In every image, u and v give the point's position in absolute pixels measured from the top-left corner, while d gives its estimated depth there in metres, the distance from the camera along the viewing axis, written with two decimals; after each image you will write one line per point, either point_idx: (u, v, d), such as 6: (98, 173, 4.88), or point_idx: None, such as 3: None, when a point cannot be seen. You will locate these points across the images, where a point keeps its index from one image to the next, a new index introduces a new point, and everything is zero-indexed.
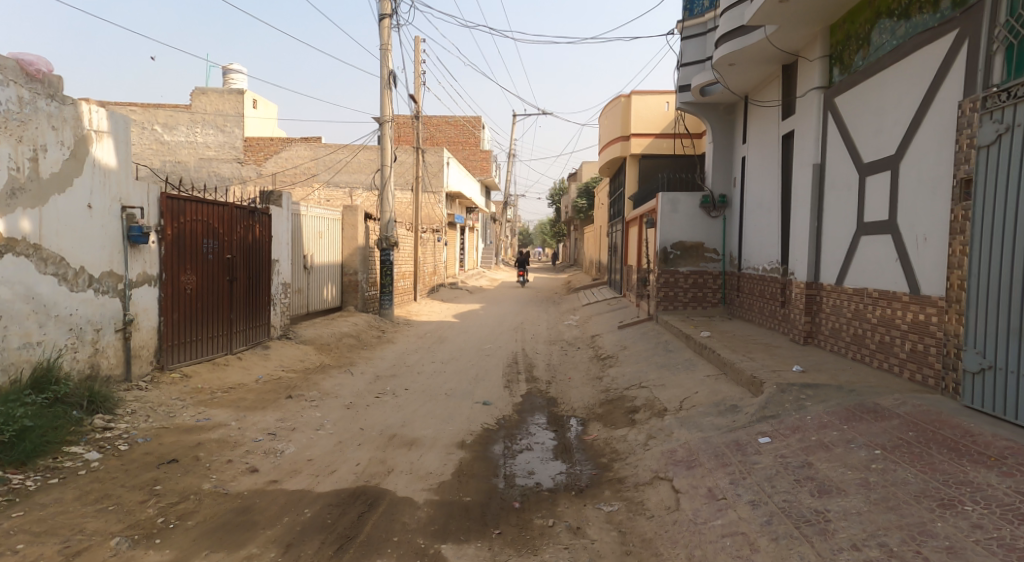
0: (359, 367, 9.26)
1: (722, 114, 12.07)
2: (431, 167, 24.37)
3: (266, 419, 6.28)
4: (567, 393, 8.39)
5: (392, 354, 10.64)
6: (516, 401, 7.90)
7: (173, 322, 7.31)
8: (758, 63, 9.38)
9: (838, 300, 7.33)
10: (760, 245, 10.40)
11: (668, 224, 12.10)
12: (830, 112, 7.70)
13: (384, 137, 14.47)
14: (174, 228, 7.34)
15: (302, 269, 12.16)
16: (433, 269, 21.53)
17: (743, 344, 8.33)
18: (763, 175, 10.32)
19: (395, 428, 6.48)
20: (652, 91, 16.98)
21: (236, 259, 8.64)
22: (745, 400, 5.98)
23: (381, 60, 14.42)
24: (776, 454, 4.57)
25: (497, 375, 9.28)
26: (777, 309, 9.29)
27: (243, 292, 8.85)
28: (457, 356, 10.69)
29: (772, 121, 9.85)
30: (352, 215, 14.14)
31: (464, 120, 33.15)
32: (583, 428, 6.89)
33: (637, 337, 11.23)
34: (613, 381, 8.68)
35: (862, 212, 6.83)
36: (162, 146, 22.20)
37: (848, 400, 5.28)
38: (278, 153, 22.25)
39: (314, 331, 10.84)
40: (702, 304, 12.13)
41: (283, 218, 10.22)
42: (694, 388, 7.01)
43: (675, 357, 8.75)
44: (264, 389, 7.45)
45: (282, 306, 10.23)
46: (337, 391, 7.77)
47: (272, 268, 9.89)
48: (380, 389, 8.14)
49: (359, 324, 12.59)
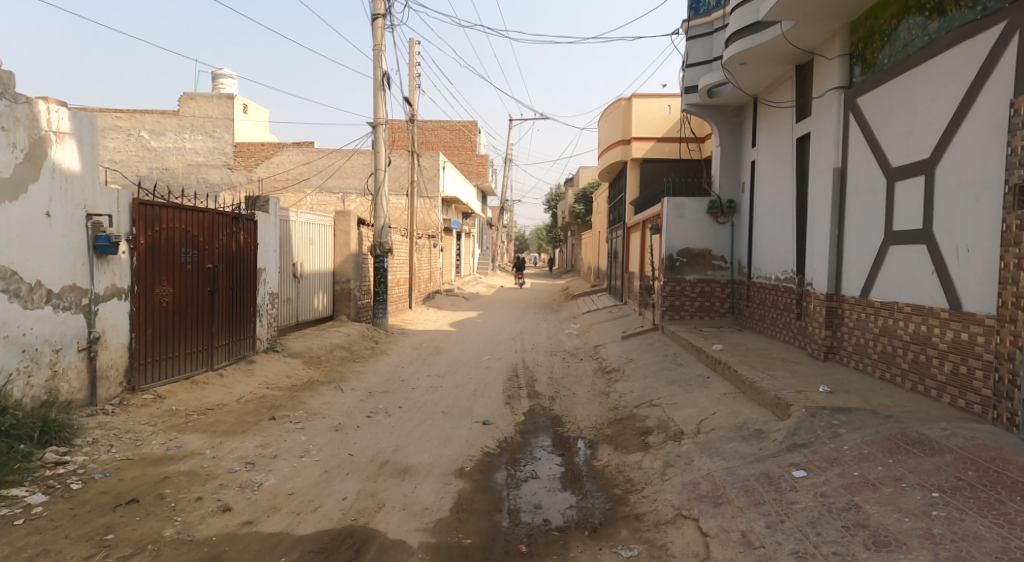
0: (350, 382, 8.71)
1: (729, 116, 11.61)
2: (427, 172, 23.85)
3: (245, 446, 5.74)
4: (573, 410, 7.87)
5: (386, 367, 10.10)
6: (518, 419, 7.38)
7: (146, 338, 6.77)
8: (770, 62, 8.92)
9: (863, 315, 6.84)
10: (772, 254, 9.92)
11: (673, 230, 11.63)
12: (852, 112, 7.19)
13: (378, 141, 13.95)
14: (148, 237, 6.81)
15: (291, 278, 11.63)
16: (429, 276, 21.00)
17: (758, 359, 7.83)
18: (775, 180, 9.84)
19: (387, 454, 5.94)
20: (653, 94, 16.54)
21: (218, 269, 8.10)
22: (771, 424, 5.49)
23: (374, 61, 13.93)
24: (816, 492, 4.09)
25: (497, 390, 8.75)
26: (792, 321, 8.81)
27: (226, 304, 8.31)
28: (455, 369, 10.17)
29: (784, 124, 9.38)
30: (345, 220, 13.60)
31: (460, 125, 32.67)
32: (591, 452, 6.35)
33: (642, 348, 10.72)
34: (620, 397, 8.15)
35: (891, 220, 6.35)
36: (150, 153, 21.57)
37: (889, 428, 4.79)
38: (269, 159, 21.72)
39: (303, 343, 10.29)
40: (710, 314, 11.64)
41: (270, 224, 9.69)
42: (711, 408, 6.49)
43: (686, 372, 8.24)
44: (245, 410, 6.90)
45: (269, 318, 9.68)
46: (326, 410, 7.23)
47: (258, 277, 9.35)
48: (373, 407, 7.60)
49: (352, 334, 12.05)
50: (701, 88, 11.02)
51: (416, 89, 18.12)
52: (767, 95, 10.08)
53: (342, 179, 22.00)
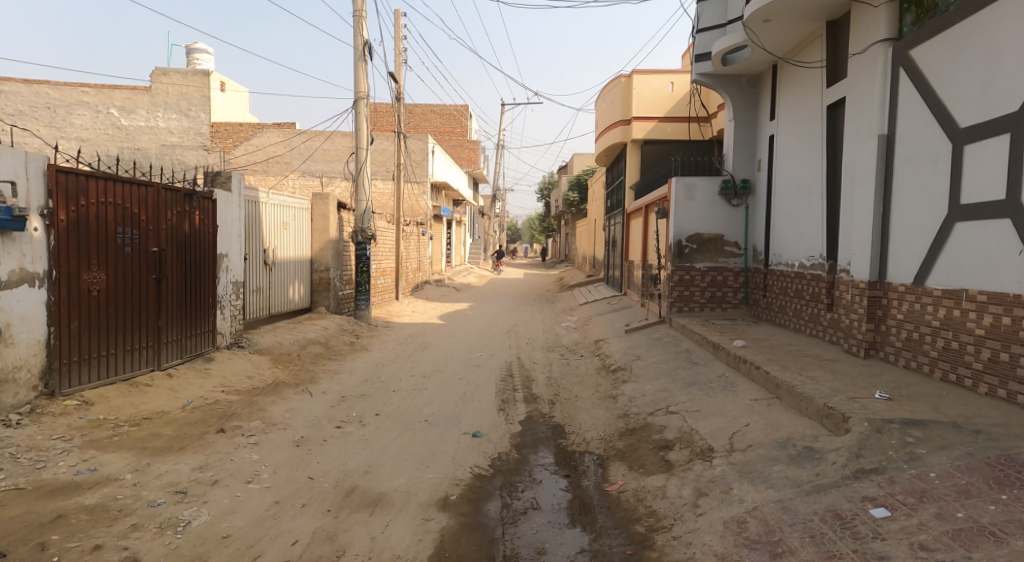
0: (321, 385, 7.61)
1: (744, 87, 10.54)
2: (415, 156, 22.70)
3: (179, 469, 4.63)
4: (576, 418, 6.84)
5: (364, 365, 9.02)
6: (513, 430, 6.33)
7: (71, 333, 5.70)
8: (800, 18, 7.87)
9: (917, 306, 5.83)
10: (794, 238, 8.92)
11: (682, 213, 10.61)
12: (903, 67, 6.15)
13: (359, 117, 12.78)
14: (70, 212, 5.76)
15: (261, 266, 10.51)
16: (417, 266, 19.88)
17: (789, 356, 6.81)
18: (798, 155, 8.82)
19: (355, 477, 4.89)
20: (655, 70, 15.48)
21: (167, 253, 6.99)
22: (826, 439, 4.45)
23: (355, 28, 12.76)
24: (912, 544, 3.20)
25: (489, 394, 7.70)
26: (821, 313, 7.79)
27: (179, 295, 7.20)
28: (442, 368, 9.11)
29: (812, 91, 8.34)
30: (323, 203, 12.44)
31: (452, 108, 31.55)
32: (602, 472, 5.33)
33: (650, 344, 9.70)
34: (630, 401, 7.11)
35: (958, 190, 5.38)
36: (120, 131, 20.22)
37: (985, 449, 3.80)
38: (248, 140, 20.59)
39: (273, 338, 9.17)
40: (721, 305, 10.64)
41: (233, 204, 8.53)
42: (743, 418, 5.47)
43: (704, 373, 7.20)
44: (190, 419, 5.80)
45: (233, 310, 8.56)
46: (288, 420, 6.13)
47: (219, 263, 8.21)
48: (344, 415, 6.52)
49: (330, 328, 10.94)
50: (715, 54, 9.96)
51: (402, 65, 16.95)
52: (790, 57, 9.00)
53: (326, 163, 20.73)
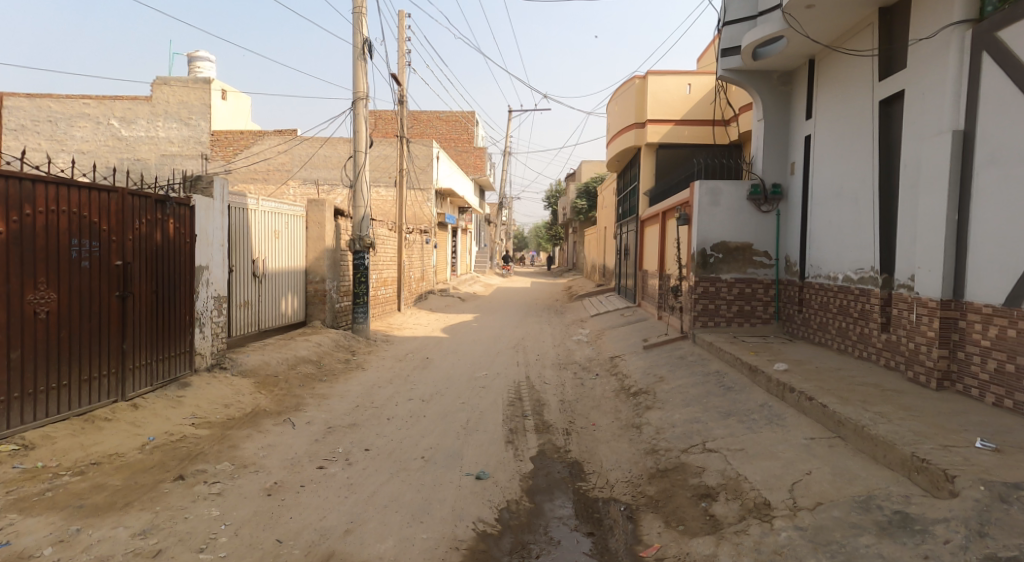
0: (307, 413, 6.73)
1: (774, 84, 9.68)
2: (419, 162, 21.88)
3: (115, 536, 3.84)
4: (596, 454, 5.94)
5: (359, 387, 8.19)
6: (524, 469, 5.43)
7: (10, 364, 4.88)
8: (849, 2, 7.01)
9: (1012, 333, 5.00)
10: (836, 248, 8.04)
11: (707, 220, 9.72)
12: (985, 52, 5.28)
13: (358, 119, 11.98)
14: (12, 222, 4.93)
15: (250, 278, 9.71)
16: (421, 276, 19.06)
17: (843, 384, 5.93)
18: (840, 156, 7.95)
19: (337, 540, 4.03)
20: (671, 71, 14.67)
21: (134, 268, 6.16)
22: (923, 503, 3.65)
23: (355, 25, 11.99)
24: None
25: (496, 421, 6.83)
26: (875, 334, 6.94)
27: (148, 314, 6.36)
28: (444, 389, 8.26)
29: (860, 85, 7.47)
30: (318, 211, 11.63)
31: (458, 115, 30.79)
32: (634, 529, 4.42)
33: (673, 363, 8.81)
34: (657, 433, 6.21)
35: None
36: (119, 143, 19.55)
37: None
38: (249, 148, 19.81)
39: (259, 356, 8.33)
40: (750, 320, 9.76)
41: (215, 212, 7.68)
42: (800, 465, 4.55)
43: (743, 401, 6.31)
44: (145, 462, 4.94)
45: (214, 328, 7.69)
46: (262, 459, 5.25)
47: (198, 276, 7.34)
48: (329, 451, 5.64)
49: (324, 345, 10.10)
50: (744, 48, 9.11)
51: (406, 67, 16.19)
52: (833, 46, 8.10)
53: (328, 170, 20.14)
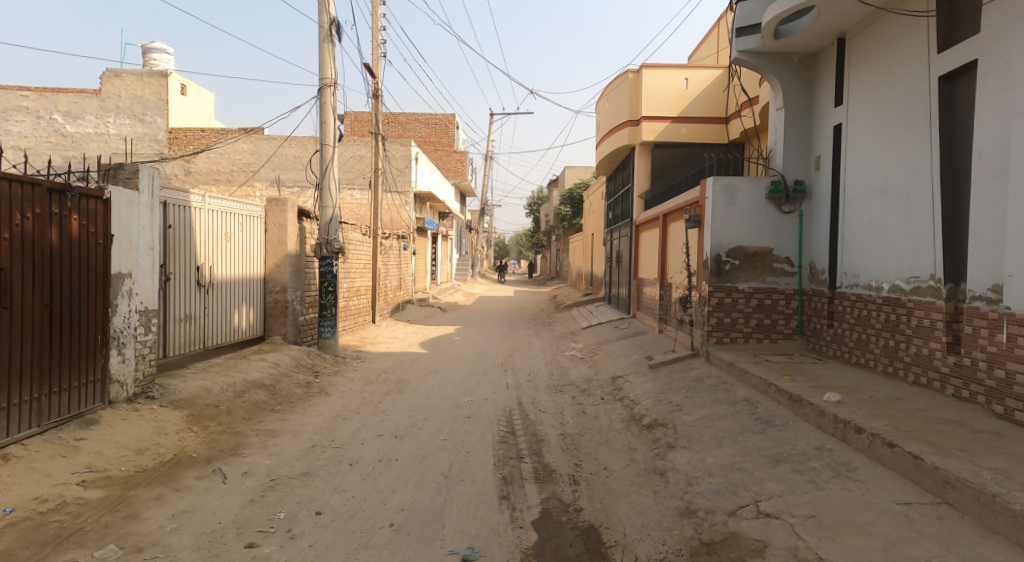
0: (245, 459, 5.34)
1: (796, 69, 8.57)
2: (395, 163, 20.58)
3: None
4: (614, 513, 4.65)
5: (317, 419, 6.80)
6: (524, 542, 4.15)
7: None
8: None
9: None
10: (878, 253, 6.87)
11: (721, 221, 8.51)
12: None
13: (325, 108, 10.62)
14: None
15: (193, 288, 8.28)
16: (397, 283, 17.67)
17: (924, 422, 4.72)
18: (883, 146, 6.82)
19: None
20: (668, 64, 13.55)
21: (13, 275, 4.77)
22: None
23: (321, 3, 10.66)
24: None
25: (485, 467, 5.48)
26: (937, 356, 5.75)
27: (37, 335, 4.95)
28: (420, 421, 6.90)
29: (909, 62, 6.41)
30: (279, 211, 10.22)
31: (439, 118, 29.63)
32: None
33: (690, 386, 7.55)
34: (689, 485, 4.94)
35: None
36: (64, 139, 18.08)
37: None
38: (211, 147, 18.31)
39: (199, 382, 6.91)
40: (770, 336, 8.56)
41: (143, 209, 6.25)
42: (907, 551, 3.31)
43: (791, 442, 5.06)
44: None
45: (140, 349, 6.21)
46: (168, 538, 3.88)
47: (116, 285, 5.88)
48: (266, 518, 4.27)
49: (281, 365, 8.71)
50: (766, 26, 7.94)
51: (380, 58, 14.92)
52: (887, 9, 6.79)
53: (295, 170, 18.78)
